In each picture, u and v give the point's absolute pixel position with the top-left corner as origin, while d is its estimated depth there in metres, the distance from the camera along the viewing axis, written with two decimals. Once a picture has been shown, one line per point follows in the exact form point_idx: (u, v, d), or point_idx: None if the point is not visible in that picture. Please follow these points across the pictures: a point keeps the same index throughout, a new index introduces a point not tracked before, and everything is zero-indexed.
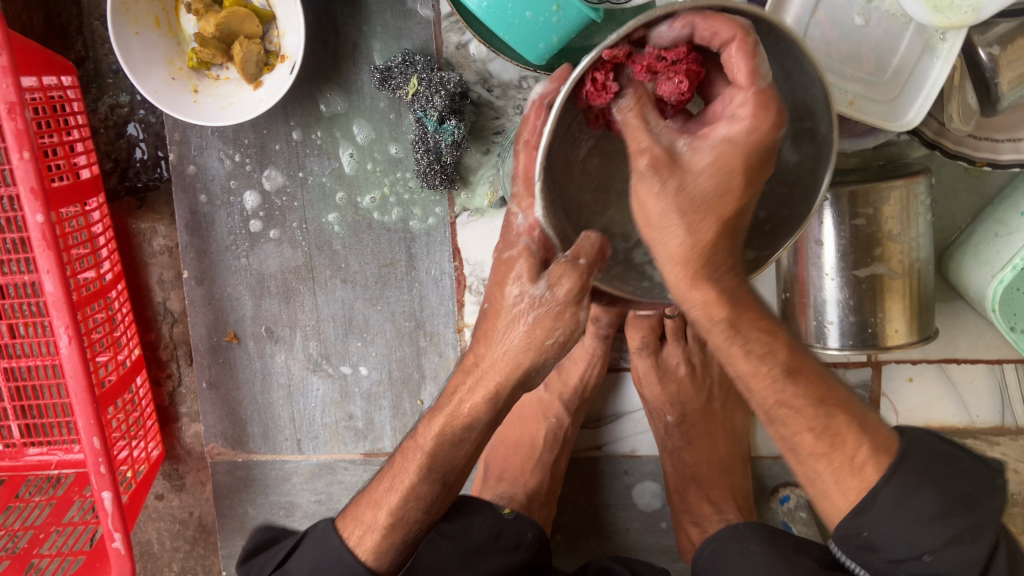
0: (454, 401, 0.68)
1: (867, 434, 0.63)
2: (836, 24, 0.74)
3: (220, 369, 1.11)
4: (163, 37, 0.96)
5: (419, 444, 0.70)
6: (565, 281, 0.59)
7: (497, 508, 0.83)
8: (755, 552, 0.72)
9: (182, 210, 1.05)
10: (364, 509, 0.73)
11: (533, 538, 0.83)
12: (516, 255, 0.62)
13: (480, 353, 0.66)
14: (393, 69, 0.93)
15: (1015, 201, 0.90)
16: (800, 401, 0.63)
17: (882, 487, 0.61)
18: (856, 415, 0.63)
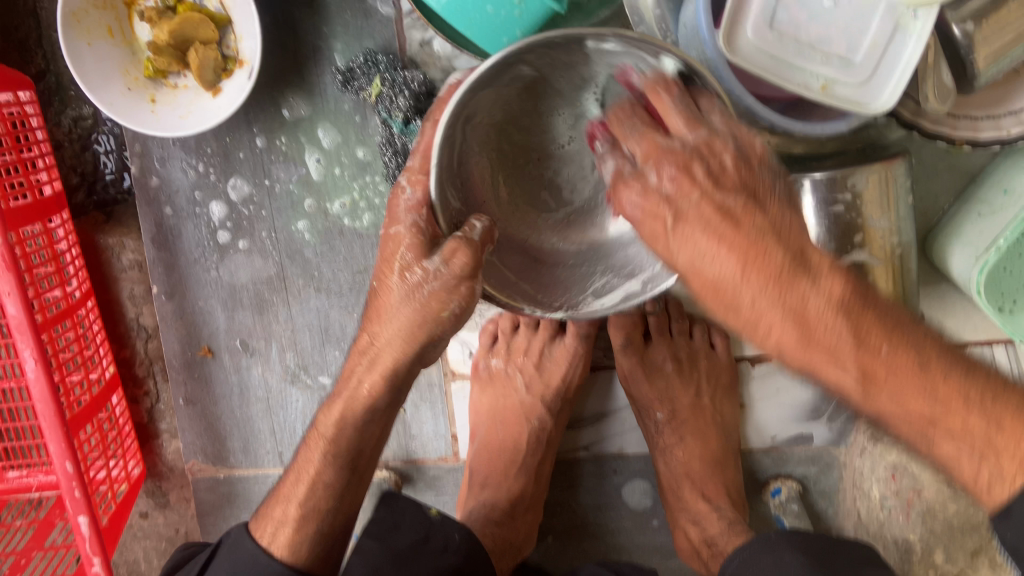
0: (353, 383, 0.74)
1: (993, 414, 0.53)
2: (804, 7, 0.71)
3: (196, 384, 1.09)
4: (117, 47, 0.93)
5: (322, 430, 0.75)
6: (458, 255, 0.65)
7: (426, 509, 0.82)
8: (791, 562, 0.70)
9: (148, 224, 1.02)
10: (274, 508, 0.76)
11: (461, 538, 0.81)
12: (404, 232, 0.67)
13: (374, 332, 0.72)
14: (355, 70, 0.92)
15: (999, 179, 0.87)
16: (902, 418, 0.56)
17: (1013, 500, 0.52)
18: (974, 421, 0.53)
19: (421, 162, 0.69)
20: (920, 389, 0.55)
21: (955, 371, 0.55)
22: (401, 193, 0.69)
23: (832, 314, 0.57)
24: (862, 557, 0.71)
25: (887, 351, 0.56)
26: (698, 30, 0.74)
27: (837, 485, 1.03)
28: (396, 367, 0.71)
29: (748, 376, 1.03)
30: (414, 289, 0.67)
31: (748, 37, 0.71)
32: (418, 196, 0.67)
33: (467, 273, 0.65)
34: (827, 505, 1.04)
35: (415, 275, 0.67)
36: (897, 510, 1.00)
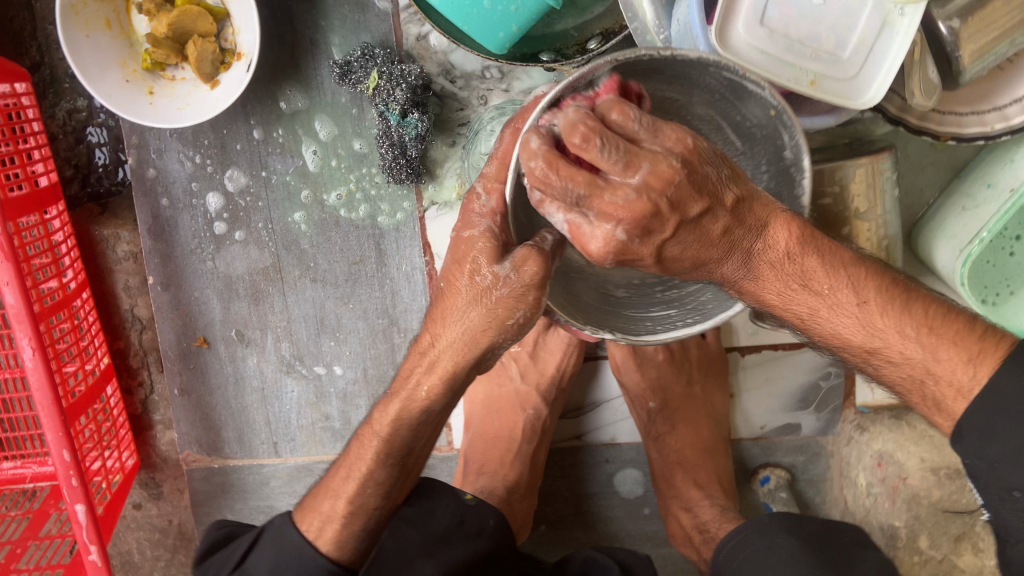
0: (411, 384, 0.67)
1: (928, 344, 0.60)
2: (795, 3, 0.72)
3: (192, 375, 1.09)
4: (115, 39, 0.93)
5: (376, 426, 0.70)
6: (529, 263, 0.59)
7: (461, 494, 0.83)
8: (784, 546, 0.71)
9: (144, 214, 1.03)
10: (319, 500, 0.73)
11: (494, 524, 0.83)
12: (477, 235, 0.61)
13: (437, 332, 0.65)
14: (353, 63, 0.92)
15: (983, 174, 0.90)
16: (846, 347, 0.64)
17: (970, 409, 0.58)
18: (908, 343, 0.60)
19: (499, 166, 0.61)
20: (897, 309, 0.61)
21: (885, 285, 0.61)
22: (474, 196, 0.62)
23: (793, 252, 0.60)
24: (853, 539, 0.72)
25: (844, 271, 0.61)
26: (689, 26, 0.77)
27: (825, 474, 1.07)
28: (457, 372, 0.65)
29: (737, 366, 1.05)
30: (479, 292, 0.61)
31: (740, 33, 0.73)
32: (495, 203, 0.61)
33: (540, 283, 0.59)
34: (815, 493, 1.08)
35: (483, 279, 0.60)
36: (882, 496, 0.96)
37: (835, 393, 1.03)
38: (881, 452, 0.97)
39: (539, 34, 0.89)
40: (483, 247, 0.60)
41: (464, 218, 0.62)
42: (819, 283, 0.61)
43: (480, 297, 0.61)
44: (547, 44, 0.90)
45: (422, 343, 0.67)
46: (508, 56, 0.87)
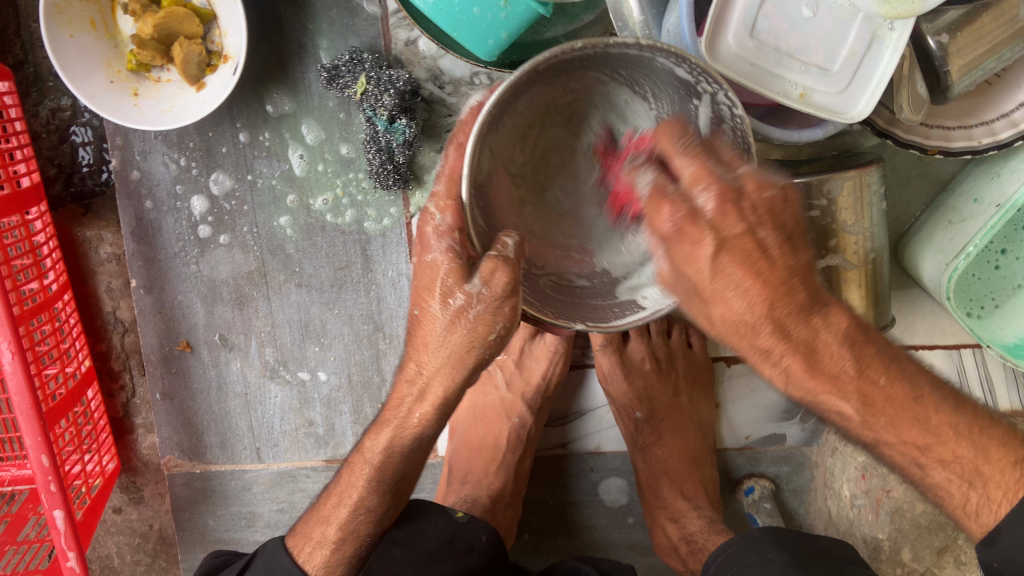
0: (402, 412, 0.68)
1: (980, 444, 0.59)
2: (785, 16, 0.72)
3: (174, 379, 1.08)
4: (99, 39, 0.92)
5: (366, 455, 0.72)
6: (498, 276, 0.59)
7: (451, 511, 0.85)
8: (775, 561, 0.69)
9: (127, 217, 1.02)
10: (312, 526, 0.75)
11: (488, 540, 0.85)
12: (438, 258, 0.61)
13: (422, 361, 0.65)
14: (341, 68, 0.91)
15: (969, 189, 0.90)
16: (897, 446, 0.60)
17: (1001, 522, 0.57)
18: (961, 449, 0.59)
19: (448, 184, 0.60)
20: (915, 425, 0.59)
21: (947, 410, 0.59)
22: (428, 216, 0.61)
23: (839, 346, 0.58)
24: (844, 556, 0.70)
25: (886, 383, 0.59)
26: (679, 35, 0.76)
27: (809, 484, 1.07)
28: (448, 397, 0.66)
29: (723, 375, 1.06)
30: (456, 316, 0.62)
31: (729, 45, 0.73)
32: (450, 220, 0.60)
33: (513, 292, 0.59)
34: (798, 504, 1.08)
35: (458, 301, 0.61)
36: (866, 508, 0.97)
37: None
38: (864, 464, 0.96)
39: (529, 41, 0.88)
40: (449, 271, 0.61)
41: (420, 241, 0.62)
42: (876, 375, 0.59)
43: (458, 321, 0.62)
44: (535, 51, 0.89)
45: (405, 371, 0.67)
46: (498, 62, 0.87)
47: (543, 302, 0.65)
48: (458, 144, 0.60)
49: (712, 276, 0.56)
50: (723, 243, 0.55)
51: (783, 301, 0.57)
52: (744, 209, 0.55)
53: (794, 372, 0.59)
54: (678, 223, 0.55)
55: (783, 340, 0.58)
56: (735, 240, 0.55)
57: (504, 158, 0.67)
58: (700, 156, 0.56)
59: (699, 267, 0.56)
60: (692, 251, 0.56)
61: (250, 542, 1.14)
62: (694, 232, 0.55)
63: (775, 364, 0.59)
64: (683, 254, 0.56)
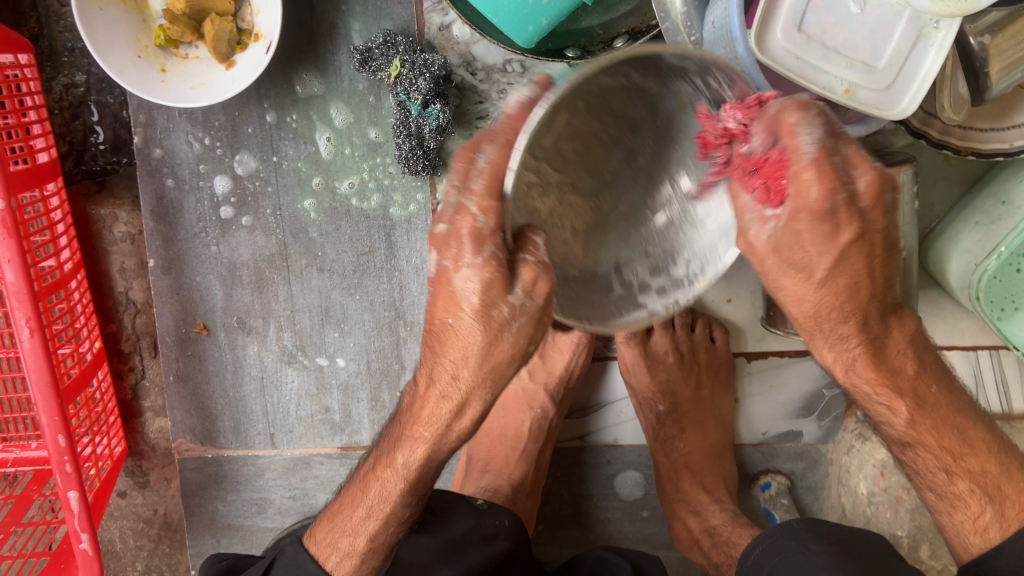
0: (427, 411, 0.66)
1: (1005, 464, 0.69)
2: (833, 11, 0.72)
3: (189, 361, 1.07)
4: (128, 13, 0.90)
5: (399, 470, 0.70)
6: (540, 282, 0.58)
7: (472, 500, 0.88)
8: (818, 552, 0.72)
9: (148, 195, 1.00)
10: (339, 536, 0.75)
11: (511, 525, 0.87)
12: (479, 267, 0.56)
13: (460, 373, 0.62)
14: (374, 50, 0.90)
15: (996, 190, 0.91)
16: (931, 450, 0.68)
17: (1005, 541, 0.66)
18: (990, 465, 0.68)
19: (490, 183, 0.53)
20: (955, 436, 0.68)
21: (982, 427, 0.69)
22: (465, 215, 0.55)
23: (906, 347, 0.65)
24: (883, 548, 0.73)
25: (935, 390, 0.68)
26: (728, 26, 0.75)
27: (822, 481, 1.08)
28: (485, 408, 0.64)
29: (743, 371, 1.05)
30: (495, 326, 0.59)
31: (778, 39, 0.72)
32: (493, 224, 0.54)
33: (549, 301, 0.59)
34: (812, 500, 1.08)
35: (500, 313, 0.58)
36: (885, 506, 0.98)
37: (837, 402, 1.04)
38: (883, 461, 0.97)
39: (564, 30, 0.88)
40: (490, 281, 0.56)
41: (453, 240, 0.56)
42: (929, 381, 0.67)
43: (497, 332, 0.60)
44: (571, 40, 0.89)
45: (437, 384, 0.64)
46: (535, 49, 0.86)
47: (562, 304, 0.63)
48: (508, 143, 0.53)
49: (834, 265, 0.57)
50: (864, 233, 0.56)
51: (870, 307, 0.61)
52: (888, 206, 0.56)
53: (860, 359, 0.64)
54: (836, 205, 0.54)
55: (862, 330, 0.62)
56: (871, 233, 0.57)
57: (541, 145, 0.56)
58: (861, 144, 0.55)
59: (822, 247, 0.56)
60: (831, 233, 0.55)
61: (261, 530, 1.13)
62: (845, 217, 0.55)
63: (848, 353, 0.64)
64: (821, 235, 0.55)
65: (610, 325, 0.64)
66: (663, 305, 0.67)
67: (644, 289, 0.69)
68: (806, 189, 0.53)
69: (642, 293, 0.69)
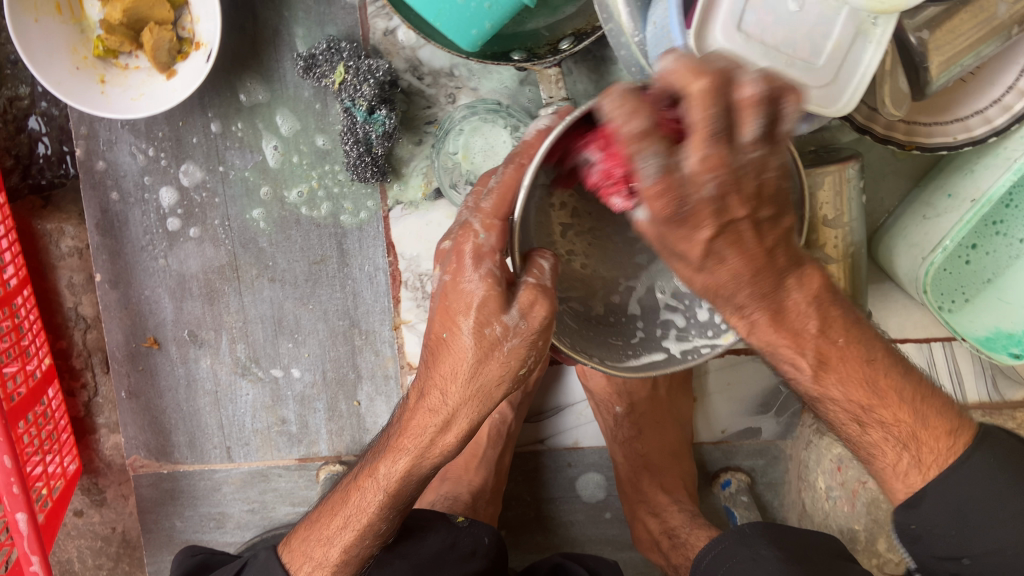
0: (421, 438, 0.64)
1: (919, 410, 0.61)
2: (770, 10, 0.72)
3: (140, 377, 1.05)
4: (65, 24, 0.89)
5: (379, 481, 0.69)
6: (537, 306, 0.55)
7: (453, 517, 0.86)
8: (767, 557, 0.72)
9: (93, 208, 0.98)
10: (312, 545, 0.75)
11: (490, 542, 0.86)
12: (476, 285, 0.56)
13: (445, 387, 0.61)
14: (318, 57, 0.89)
15: (942, 185, 0.92)
16: (842, 404, 0.61)
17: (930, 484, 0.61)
18: (903, 414, 0.61)
19: (497, 203, 0.56)
20: (865, 388, 0.60)
21: (897, 374, 0.61)
22: (468, 232, 0.57)
23: (806, 306, 0.56)
24: (833, 553, 0.75)
25: (843, 344, 0.59)
26: (668, 28, 0.75)
27: (783, 477, 1.08)
28: (472, 425, 0.62)
29: (703, 370, 1.05)
30: (488, 345, 0.57)
31: (718, 40, 0.72)
32: (495, 242, 0.56)
33: (549, 325, 0.56)
34: (773, 496, 1.09)
35: (492, 331, 0.56)
36: (842, 500, 0.97)
37: (794, 398, 1.05)
38: (840, 456, 0.97)
39: (510, 33, 0.88)
40: (485, 297, 0.55)
41: (455, 260, 0.57)
42: (836, 335, 0.59)
43: (489, 351, 0.57)
44: (517, 43, 0.89)
45: (427, 397, 0.63)
46: (481, 53, 0.85)
47: (576, 342, 0.63)
48: (520, 164, 0.56)
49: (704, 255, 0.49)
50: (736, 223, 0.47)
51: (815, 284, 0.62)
52: (758, 192, 0.46)
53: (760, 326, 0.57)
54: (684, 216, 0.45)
55: None
56: (733, 228, 0.47)
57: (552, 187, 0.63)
58: (722, 143, 0.41)
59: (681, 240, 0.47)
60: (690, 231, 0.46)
61: (220, 544, 1.11)
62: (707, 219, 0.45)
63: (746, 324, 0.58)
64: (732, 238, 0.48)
65: (611, 366, 0.62)
66: (680, 348, 0.66)
67: (665, 328, 0.67)
68: (653, 204, 0.44)
69: (665, 335, 0.67)
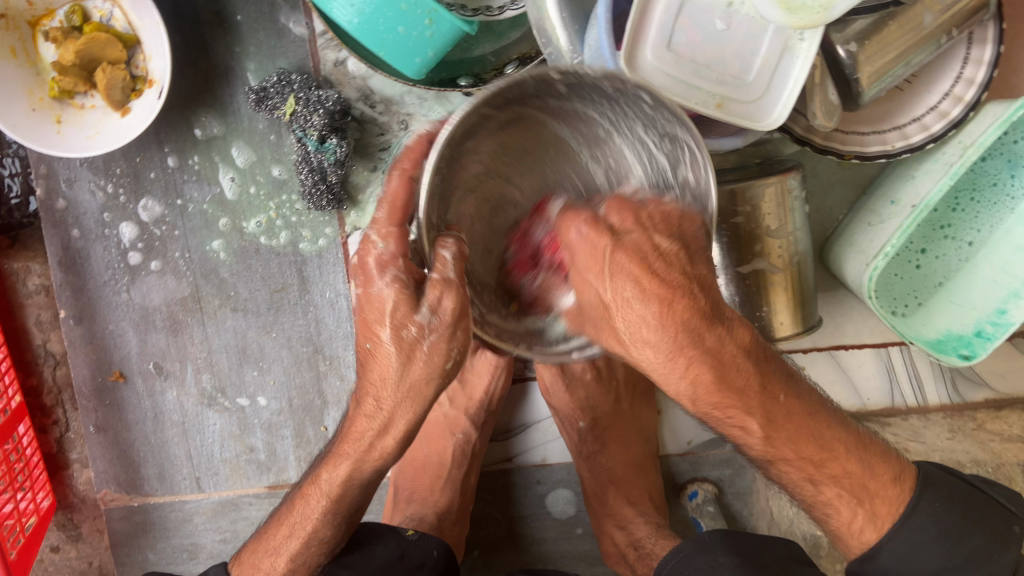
0: (363, 444, 0.66)
1: (866, 461, 0.71)
2: (699, 28, 0.74)
3: (108, 411, 1.06)
4: (20, 67, 0.91)
5: (323, 487, 0.71)
6: (445, 300, 0.57)
7: (402, 531, 0.87)
8: (725, 564, 0.73)
9: (55, 246, 0.99)
10: (261, 558, 0.76)
11: (439, 555, 0.87)
12: (385, 292, 0.59)
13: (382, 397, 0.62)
14: (270, 89, 0.91)
15: (887, 192, 0.93)
16: (794, 463, 0.69)
17: (881, 541, 0.71)
18: (852, 467, 0.70)
19: (390, 211, 0.59)
20: (813, 443, 0.69)
21: (839, 428, 0.70)
22: (367, 245, 0.59)
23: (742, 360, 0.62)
24: (789, 557, 0.76)
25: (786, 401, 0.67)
26: (600, 51, 0.78)
27: (750, 486, 1.09)
28: (413, 425, 0.63)
29: None
30: (408, 347, 0.59)
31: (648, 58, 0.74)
32: (393, 249, 0.59)
33: (461, 315, 0.58)
34: (742, 506, 1.09)
35: (409, 333, 0.59)
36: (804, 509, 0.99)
37: None
38: None
39: (456, 59, 0.90)
40: (396, 301, 0.58)
41: (362, 272, 0.60)
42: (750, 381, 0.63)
43: (410, 354, 0.59)
44: (464, 69, 0.91)
45: (365, 406, 0.64)
46: (427, 79, 0.87)
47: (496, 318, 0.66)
48: (405, 173, 0.59)
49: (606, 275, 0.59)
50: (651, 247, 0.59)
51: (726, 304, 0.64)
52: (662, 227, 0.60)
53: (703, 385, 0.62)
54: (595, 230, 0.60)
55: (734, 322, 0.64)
56: (630, 241, 0.59)
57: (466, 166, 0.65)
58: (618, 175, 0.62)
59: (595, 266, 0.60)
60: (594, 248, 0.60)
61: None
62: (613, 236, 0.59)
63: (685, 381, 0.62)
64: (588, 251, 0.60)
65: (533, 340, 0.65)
66: None
67: None
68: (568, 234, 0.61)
69: None
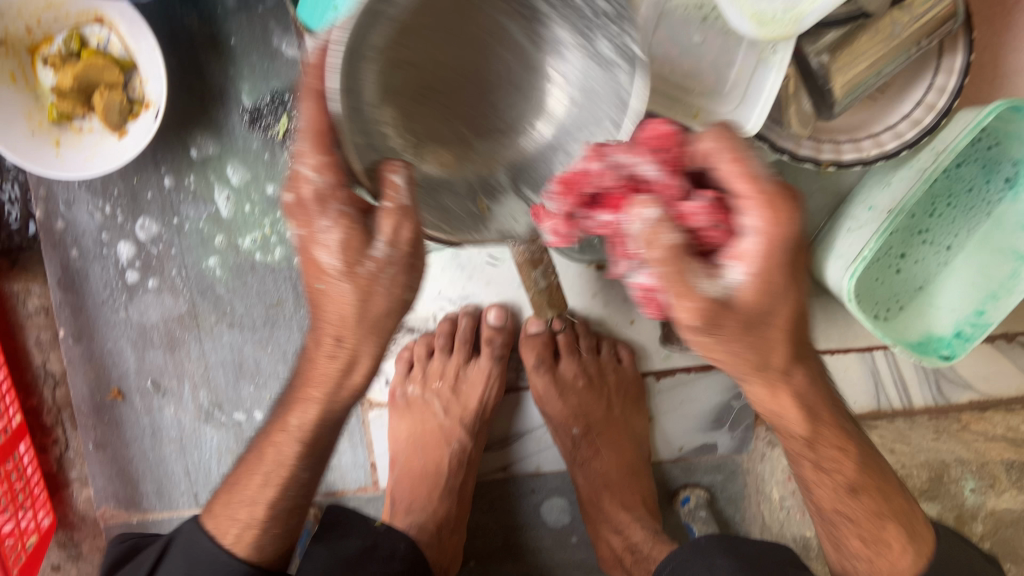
0: None
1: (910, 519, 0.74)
2: (676, 42, 0.78)
3: (107, 429, 1.07)
4: (20, 93, 0.93)
5: None
6: (399, 228, 0.58)
7: (372, 522, 0.90)
8: (722, 566, 0.75)
9: (53, 267, 1.01)
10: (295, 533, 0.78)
11: (407, 546, 0.90)
12: (334, 228, 0.57)
13: None
14: (263, 109, 0.97)
15: (863, 198, 0.96)
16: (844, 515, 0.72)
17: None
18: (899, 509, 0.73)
19: (314, 139, 0.54)
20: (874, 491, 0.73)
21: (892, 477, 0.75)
22: (301, 178, 0.56)
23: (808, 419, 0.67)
24: (785, 561, 0.77)
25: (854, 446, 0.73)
26: None
27: (742, 491, 1.11)
28: None
29: (653, 390, 1.08)
30: (364, 283, 0.59)
31: None
32: (331, 180, 0.56)
33: (417, 244, 0.59)
34: (733, 511, 1.11)
35: (365, 269, 0.58)
36: (793, 509, 1.00)
37: (746, 412, 1.08)
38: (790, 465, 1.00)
39: None
40: (347, 237, 0.58)
41: (302, 210, 0.58)
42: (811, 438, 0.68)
43: (368, 289, 0.59)
44: None
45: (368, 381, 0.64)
46: None
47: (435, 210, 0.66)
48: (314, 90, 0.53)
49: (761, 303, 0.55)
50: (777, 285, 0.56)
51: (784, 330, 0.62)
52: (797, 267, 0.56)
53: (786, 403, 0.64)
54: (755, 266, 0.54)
55: None
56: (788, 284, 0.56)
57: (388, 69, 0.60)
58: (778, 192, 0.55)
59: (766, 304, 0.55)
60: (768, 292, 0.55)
61: None
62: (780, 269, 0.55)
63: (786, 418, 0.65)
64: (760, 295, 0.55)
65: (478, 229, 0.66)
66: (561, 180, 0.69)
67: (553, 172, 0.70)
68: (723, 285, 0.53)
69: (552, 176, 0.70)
